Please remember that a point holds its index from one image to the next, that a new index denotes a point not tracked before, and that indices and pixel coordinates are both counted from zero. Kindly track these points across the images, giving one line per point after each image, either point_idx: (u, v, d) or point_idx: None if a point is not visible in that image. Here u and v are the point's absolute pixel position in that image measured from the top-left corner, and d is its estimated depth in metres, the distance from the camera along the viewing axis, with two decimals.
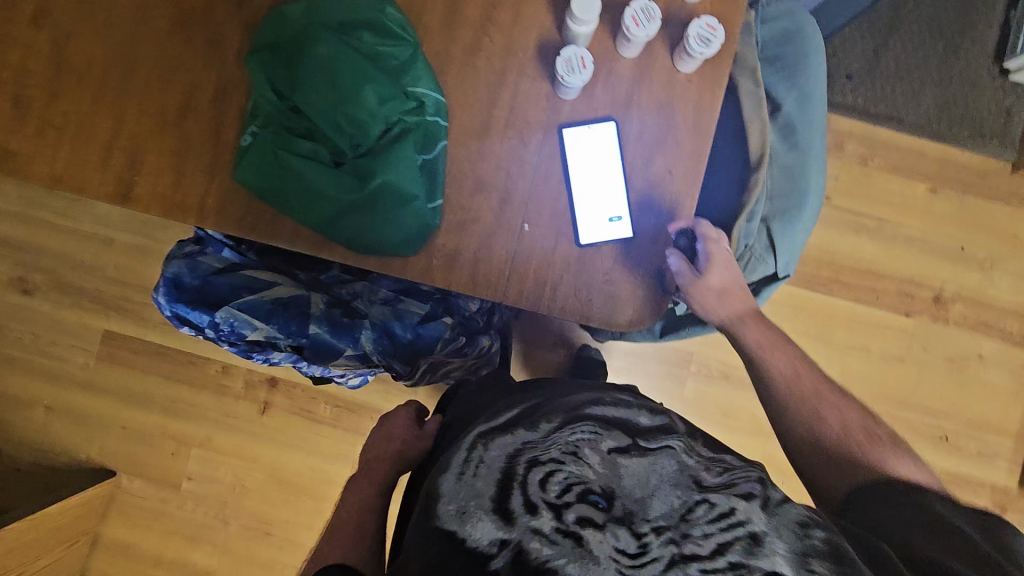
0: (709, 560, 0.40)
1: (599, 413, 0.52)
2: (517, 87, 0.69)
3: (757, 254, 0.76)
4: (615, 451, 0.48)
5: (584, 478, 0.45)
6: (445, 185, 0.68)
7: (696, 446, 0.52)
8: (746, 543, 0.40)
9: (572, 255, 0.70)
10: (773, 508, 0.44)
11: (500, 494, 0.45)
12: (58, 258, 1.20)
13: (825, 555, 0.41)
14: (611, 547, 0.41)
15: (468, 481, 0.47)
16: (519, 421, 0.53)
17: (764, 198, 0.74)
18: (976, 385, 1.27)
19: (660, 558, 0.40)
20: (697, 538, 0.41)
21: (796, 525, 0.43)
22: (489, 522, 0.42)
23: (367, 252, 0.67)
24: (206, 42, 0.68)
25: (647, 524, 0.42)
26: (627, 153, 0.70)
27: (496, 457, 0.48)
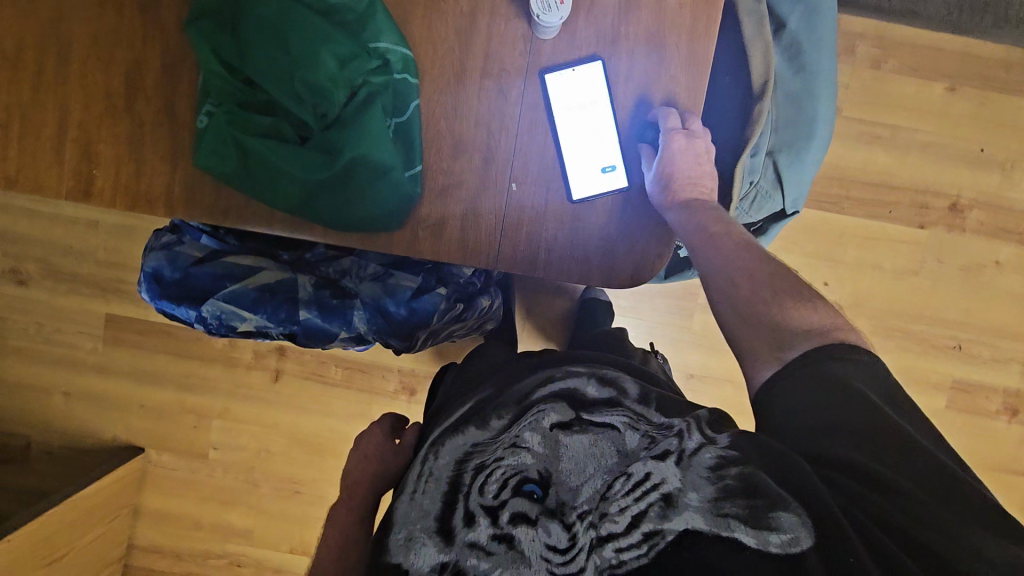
0: (623, 537, 0.47)
1: (544, 390, 0.57)
2: (490, 30, 0.63)
3: (763, 191, 0.72)
4: (555, 430, 0.53)
5: (518, 472, 0.52)
6: (423, 149, 0.63)
7: (638, 407, 0.56)
8: (659, 508, 0.47)
9: (566, 213, 0.65)
10: (687, 462, 0.49)
11: (446, 509, 0.52)
12: (46, 246, 1.17)
13: (736, 492, 0.46)
14: (541, 543, 0.48)
15: (419, 499, 0.54)
16: (471, 416, 0.58)
17: (769, 130, 0.69)
18: (992, 292, 1.24)
19: (582, 547, 0.47)
20: (614, 514, 0.48)
21: (707, 471, 0.48)
22: (431, 549, 0.50)
23: (348, 230, 0.63)
24: (143, 12, 0.62)
25: (574, 513, 0.49)
26: (618, 96, 0.64)
27: (443, 465, 0.55)
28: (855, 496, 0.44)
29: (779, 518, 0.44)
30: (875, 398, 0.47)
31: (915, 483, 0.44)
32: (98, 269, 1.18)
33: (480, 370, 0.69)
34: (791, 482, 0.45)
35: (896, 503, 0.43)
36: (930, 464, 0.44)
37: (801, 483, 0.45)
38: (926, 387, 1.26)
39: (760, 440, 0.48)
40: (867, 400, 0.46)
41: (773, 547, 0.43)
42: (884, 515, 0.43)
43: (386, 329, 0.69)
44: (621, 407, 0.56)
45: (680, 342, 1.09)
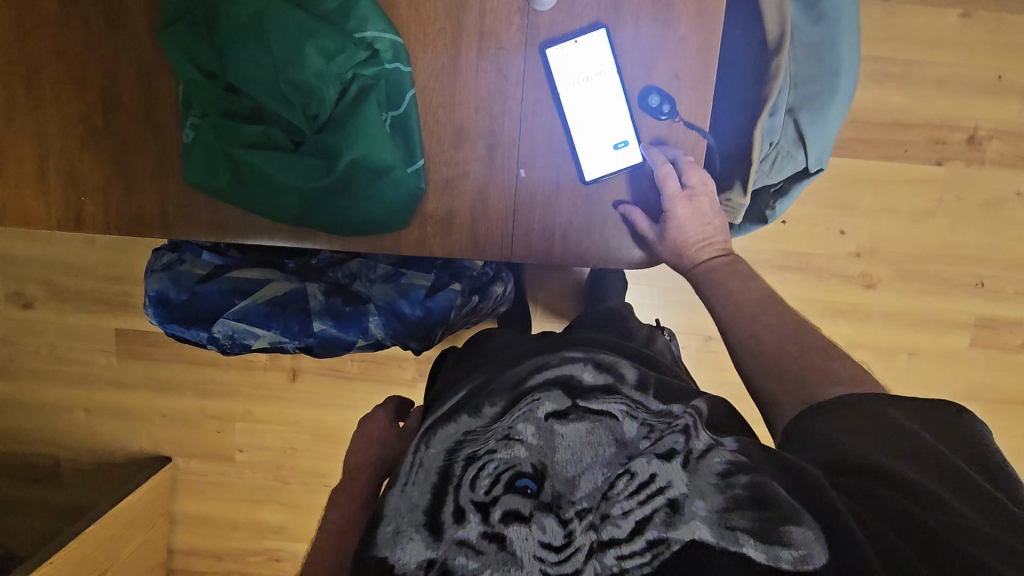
0: (628, 543, 0.39)
1: (539, 376, 0.51)
2: (483, 6, 0.58)
3: (784, 151, 0.68)
4: (552, 417, 0.46)
5: (512, 464, 0.44)
6: (423, 141, 0.60)
7: (640, 395, 0.50)
8: (665, 514, 0.40)
9: (579, 195, 0.62)
10: (694, 465, 0.43)
11: (435, 502, 0.44)
12: (47, 266, 1.15)
13: (744, 503, 0.40)
14: (535, 542, 0.40)
15: (407, 490, 0.46)
16: (463, 405, 0.52)
17: (787, 85, 0.65)
18: (1013, 224, 1.20)
19: (581, 548, 0.40)
20: (618, 518, 0.40)
21: (717, 477, 0.43)
22: (418, 543, 0.42)
23: (352, 234, 0.60)
24: (111, 21, 0.57)
25: (572, 507, 0.41)
26: (624, 65, 0.60)
27: (433, 455, 0.47)
28: (885, 514, 0.39)
29: (790, 533, 0.39)
30: (929, 437, 0.43)
31: (954, 502, 0.39)
32: (101, 284, 1.15)
33: (464, 364, 0.64)
34: (807, 498, 0.41)
35: (930, 519, 0.38)
36: (974, 486, 0.39)
37: (823, 505, 0.40)
38: (950, 328, 1.23)
39: (773, 454, 0.44)
40: (911, 435, 0.43)
41: (784, 563, 0.38)
42: (914, 530, 0.38)
43: (402, 332, 0.66)
44: (621, 394, 0.50)
45: (688, 312, 1.06)
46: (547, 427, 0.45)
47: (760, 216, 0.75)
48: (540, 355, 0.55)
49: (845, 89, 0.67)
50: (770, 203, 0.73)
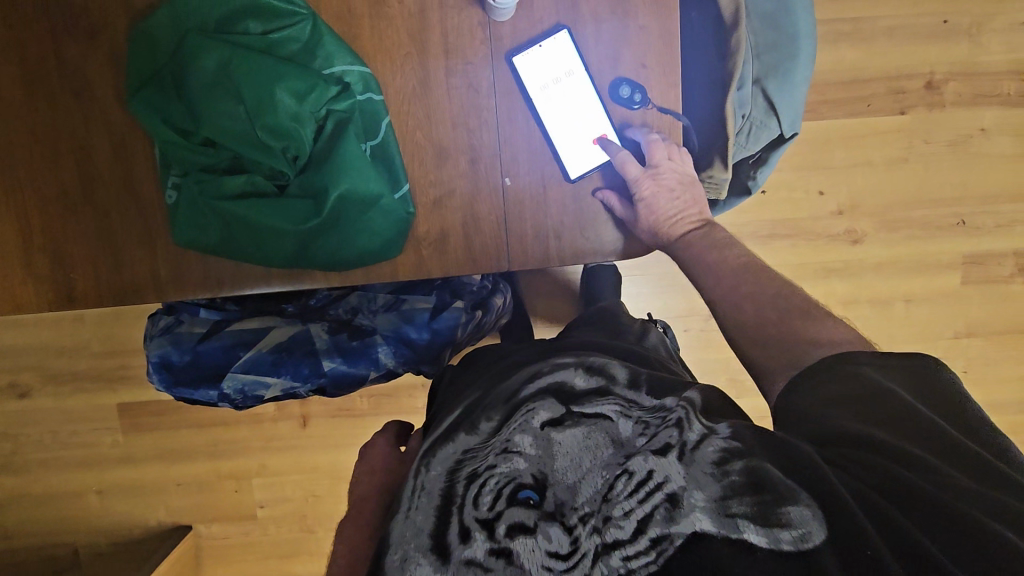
0: (631, 543, 0.41)
1: (532, 385, 0.51)
2: (444, 25, 0.59)
3: (757, 121, 0.69)
4: (548, 426, 0.47)
5: (512, 476, 0.45)
6: (405, 165, 0.60)
7: (633, 393, 0.51)
8: (665, 509, 0.41)
9: (567, 194, 0.62)
10: (691, 456, 0.43)
11: (440, 522, 0.44)
12: (40, 351, 1.13)
13: (743, 489, 0.40)
14: (542, 552, 0.42)
15: (411, 513, 0.46)
16: (460, 418, 0.52)
17: (751, 58, 0.66)
18: (983, 160, 1.23)
19: (587, 553, 0.41)
20: (620, 518, 0.42)
21: (713, 465, 0.42)
22: (426, 566, 0.43)
23: (347, 268, 0.60)
24: (77, 94, 0.57)
25: (575, 514, 0.43)
26: (590, 60, 0.61)
27: (435, 476, 0.47)
28: (872, 480, 0.40)
29: (788, 513, 0.39)
30: (907, 397, 0.44)
31: (946, 468, 0.39)
32: (97, 361, 1.13)
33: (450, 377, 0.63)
34: (799, 471, 0.40)
35: (921, 482, 0.38)
36: (961, 449, 0.40)
37: (813, 476, 0.40)
38: (940, 269, 1.25)
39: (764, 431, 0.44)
40: (890, 396, 0.43)
41: (786, 545, 0.38)
42: (903, 494, 0.38)
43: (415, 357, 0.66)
44: (613, 394, 0.50)
45: (683, 299, 1.07)
46: (545, 437, 0.47)
47: (743, 187, 0.76)
48: (526, 361, 0.55)
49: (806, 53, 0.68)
50: (751, 174, 0.74)
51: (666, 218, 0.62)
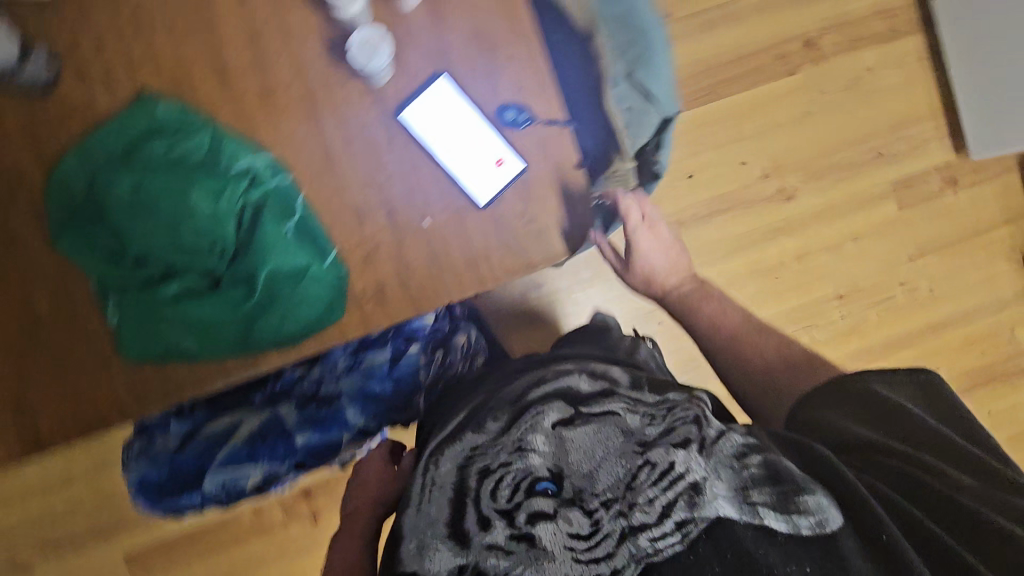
0: (656, 525, 0.52)
1: (541, 392, 0.63)
2: (334, 101, 0.64)
3: (639, 111, 0.74)
4: (559, 426, 0.59)
5: (528, 472, 0.57)
6: (327, 233, 0.63)
7: (637, 393, 0.63)
8: (688, 496, 0.53)
9: (484, 219, 0.66)
10: (709, 448, 0.55)
11: (455, 512, 0.57)
12: (25, 525, 1.08)
13: (762, 479, 0.53)
14: (563, 533, 0.53)
15: (424, 509, 0.59)
16: (465, 423, 0.64)
17: (614, 59, 0.71)
18: (879, 95, 1.32)
19: (610, 532, 0.53)
20: (644, 504, 0.53)
21: (733, 459, 0.54)
22: (448, 548, 0.56)
23: (301, 340, 0.62)
24: (6, 249, 0.60)
25: (595, 499, 0.54)
26: (472, 97, 0.66)
27: (445, 471, 0.60)
28: (898, 485, 0.54)
29: (806, 501, 0.51)
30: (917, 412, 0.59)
31: (962, 477, 0.53)
32: (89, 517, 1.10)
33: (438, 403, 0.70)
34: (819, 471, 0.54)
35: (941, 486, 0.52)
36: (968, 457, 0.54)
37: (831, 477, 0.53)
38: (873, 202, 1.32)
39: (774, 435, 0.59)
40: (908, 415, 0.58)
41: (806, 529, 0.50)
42: (922, 495, 0.53)
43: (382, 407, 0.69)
44: (618, 395, 0.62)
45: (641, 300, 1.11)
46: (558, 436, 0.58)
47: (653, 173, 0.80)
48: (535, 371, 0.67)
49: (661, 39, 0.74)
50: (654, 158, 0.78)
51: (659, 271, 0.80)
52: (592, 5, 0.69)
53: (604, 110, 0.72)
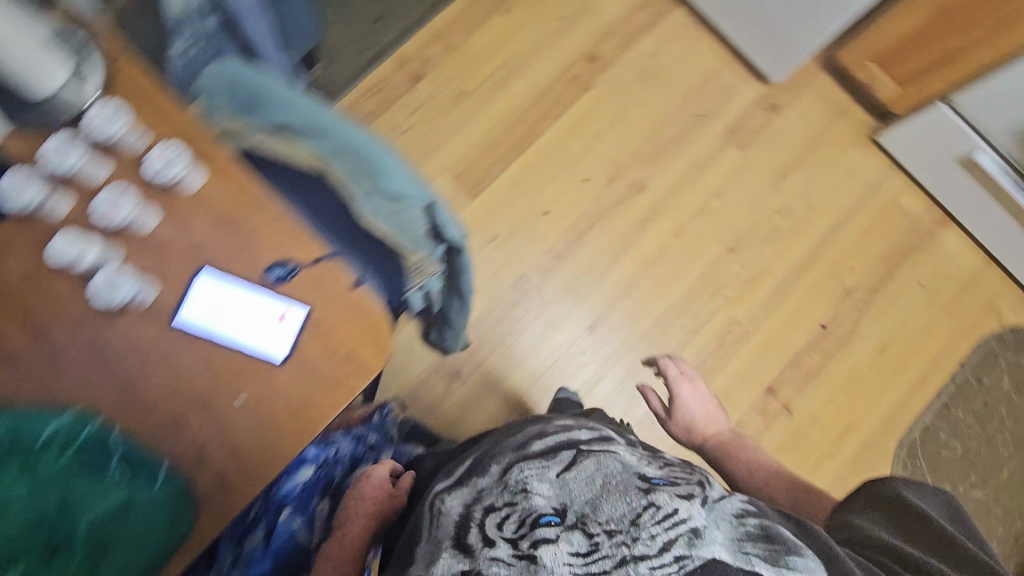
0: (655, 557, 0.62)
1: (545, 442, 0.77)
2: (113, 335, 0.68)
3: (398, 211, 0.79)
4: (562, 471, 0.71)
5: (530, 510, 0.67)
6: (152, 451, 0.66)
7: (649, 461, 0.78)
8: (687, 538, 0.63)
9: (290, 371, 0.70)
10: (711, 506, 0.69)
11: (458, 535, 0.68)
12: None
13: (756, 536, 0.67)
14: (565, 552, 0.63)
15: (427, 541, 0.70)
16: (470, 473, 0.78)
17: (350, 187, 0.78)
18: None
19: (608, 556, 0.62)
20: (648, 540, 0.63)
21: (732, 518, 0.69)
22: (447, 555, 0.66)
23: (165, 560, 0.65)
24: None
25: (598, 526, 0.64)
26: (234, 272, 0.71)
27: (453, 506, 0.73)
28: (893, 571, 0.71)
29: (794, 563, 0.65)
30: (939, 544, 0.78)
31: None
32: None
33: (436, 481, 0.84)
34: (812, 539, 0.71)
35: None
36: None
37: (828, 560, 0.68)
38: None
39: (791, 518, 0.75)
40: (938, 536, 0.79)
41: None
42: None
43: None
44: (623, 449, 0.77)
45: None
46: (562, 480, 0.70)
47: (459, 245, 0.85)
48: (536, 428, 0.82)
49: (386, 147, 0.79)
50: (446, 235, 0.83)
51: (697, 424, 1.15)
52: (310, 154, 0.77)
53: (369, 222, 0.80)
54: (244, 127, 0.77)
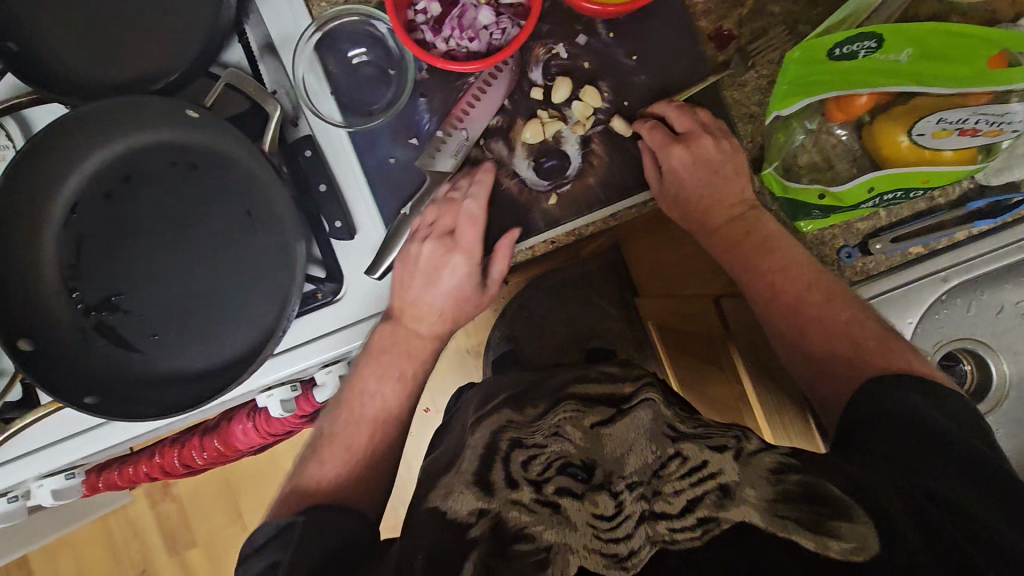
0: (679, 517, 0.42)
1: (582, 396, 0.59)
2: None
3: (44, 495, 0.69)
4: (596, 425, 0.52)
5: (562, 454, 0.49)
6: None
7: (665, 412, 0.55)
8: (714, 494, 0.43)
9: None
10: (744, 459, 0.47)
11: (483, 467, 0.48)
12: None
13: (801, 494, 0.42)
14: (588, 511, 0.44)
15: (461, 468, 0.51)
16: (514, 400, 0.62)
17: (134, 442, 0.66)
18: None
19: (632, 515, 0.43)
20: (669, 494, 0.44)
21: (771, 472, 0.45)
22: (469, 496, 0.46)
23: None
24: None
25: (621, 482, 0.46)
26: None
27: (479, 436, 0.54)
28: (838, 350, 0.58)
29: (840, 526, 0.40)
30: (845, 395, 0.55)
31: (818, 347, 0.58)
32: None
33: (469, 419, 0.63)
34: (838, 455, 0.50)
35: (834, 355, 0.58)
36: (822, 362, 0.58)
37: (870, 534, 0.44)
38: None
39: (760, 460, 0.47)
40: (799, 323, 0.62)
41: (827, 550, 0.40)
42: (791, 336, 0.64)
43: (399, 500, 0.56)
44: (652, 398, 0.56)
45: None
46: (595, 433, 0.51)
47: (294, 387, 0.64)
48: (581, 377, 0.65)
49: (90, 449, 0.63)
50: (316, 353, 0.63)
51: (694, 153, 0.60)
52: (61, 457, 0.62)
53: (70, 494, 0.72)
54: (11, 474, 0.62)
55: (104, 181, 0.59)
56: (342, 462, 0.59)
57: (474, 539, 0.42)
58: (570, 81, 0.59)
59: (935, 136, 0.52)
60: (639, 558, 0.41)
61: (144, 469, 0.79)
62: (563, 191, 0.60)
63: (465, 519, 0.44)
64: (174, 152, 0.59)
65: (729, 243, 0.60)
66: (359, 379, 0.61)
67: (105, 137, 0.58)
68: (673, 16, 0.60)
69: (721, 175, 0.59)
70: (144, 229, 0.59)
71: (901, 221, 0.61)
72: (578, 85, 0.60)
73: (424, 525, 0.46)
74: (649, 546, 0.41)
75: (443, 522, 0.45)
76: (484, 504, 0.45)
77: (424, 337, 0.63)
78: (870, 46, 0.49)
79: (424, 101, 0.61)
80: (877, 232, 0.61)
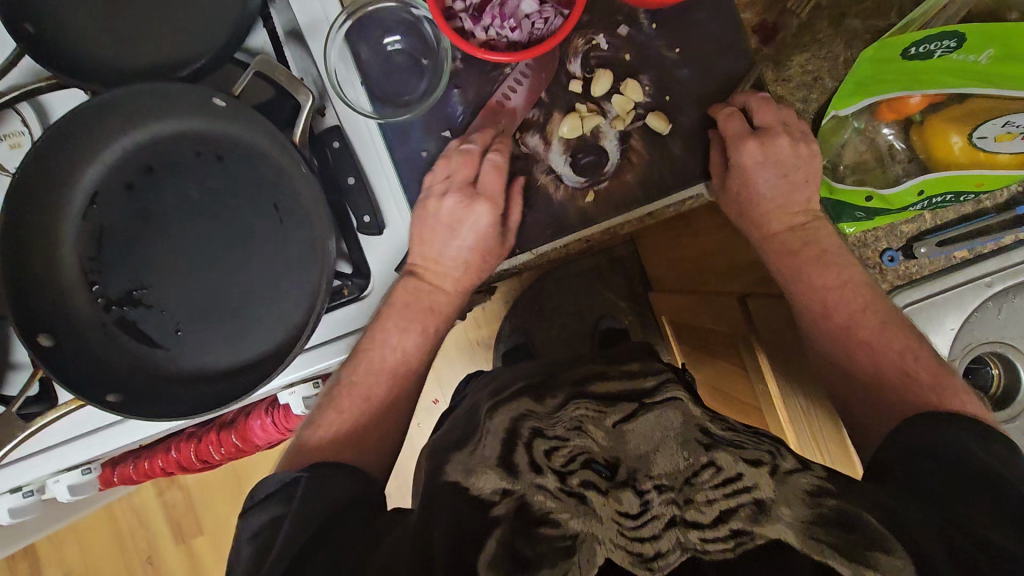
0: (711, 527, 0.38)
1: (605, 393, 0.55)
2: None
3: (59, 490, 0.68)
4: (619, 423, 0.50)
5: (585, 449, 0.46)
6: None
7: (697, 415, 0.51)
8: (750, 507, 0.39)
9: None
10: (781, 475, 0.42)
11: (505, 451, 0.46)
12: None
13: (838, 520, 0.38)
14: (613, 509, 0.41)
15: (478, 448, 0.48)
16: (533, 388, 0.58)
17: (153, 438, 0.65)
18: None
19: (660, 517, 0.39)
20: (701, 503, 0.40)
21: (806, 492, 0.41)
22: (492, 475, 0.43)
23: None
24: None
25: (649, 482, 0.42)
26: None
27: (498, 420, 0.51)
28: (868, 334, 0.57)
29: (880, 556, 0.35)
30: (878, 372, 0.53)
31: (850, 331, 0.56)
32: None
33: (483, 398, 0.60)
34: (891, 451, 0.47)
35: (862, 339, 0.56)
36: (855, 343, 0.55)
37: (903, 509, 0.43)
38: None
39: (798, 475, 0.42)
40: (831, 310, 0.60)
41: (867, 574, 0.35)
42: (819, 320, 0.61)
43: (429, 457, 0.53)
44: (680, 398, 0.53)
45: None
46: (620, 433, 0.48)
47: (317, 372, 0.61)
48: (593, 368, 0.62)
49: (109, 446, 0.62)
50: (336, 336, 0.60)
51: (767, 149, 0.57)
52: (79, 454, 0.61)
53: (85, 490, 0.70)
54: (28, 470, 0.60)
55: (126, 171, 0.57)
56: (363, 414, 0.56)
57: (497, 517, 0.40)
58: (611, 74, 0.57)
59: (998, 140, 0.50)
60: (666, 561, 0.37)
61: (159, 463, 0.76)
62: (601, 188, 0.58)
63: (489, 497, 0.42)
64: (199, 142, 0.57)
65: (785, 245, 0.57)
66: (379, 330, 0.58)
67: (129, 125, 0.56)
68: (718, 8, 0.58)
69: (791, 180, 0.57)
70: (167, 221, 0.57)
71: (946, 223, 0.60)
72: (619, 79, 0.58)
73: (445, 498, 0.43)
74: (679, 552, 0.37)
75: (464, 498, 0.42)
76: (509, 485, 0.42)
77: (444, 291, 0.61)
78: (949, 47, 0.48)
79: (457, 93, 0.59)
80: (922, 234, 0.60)
